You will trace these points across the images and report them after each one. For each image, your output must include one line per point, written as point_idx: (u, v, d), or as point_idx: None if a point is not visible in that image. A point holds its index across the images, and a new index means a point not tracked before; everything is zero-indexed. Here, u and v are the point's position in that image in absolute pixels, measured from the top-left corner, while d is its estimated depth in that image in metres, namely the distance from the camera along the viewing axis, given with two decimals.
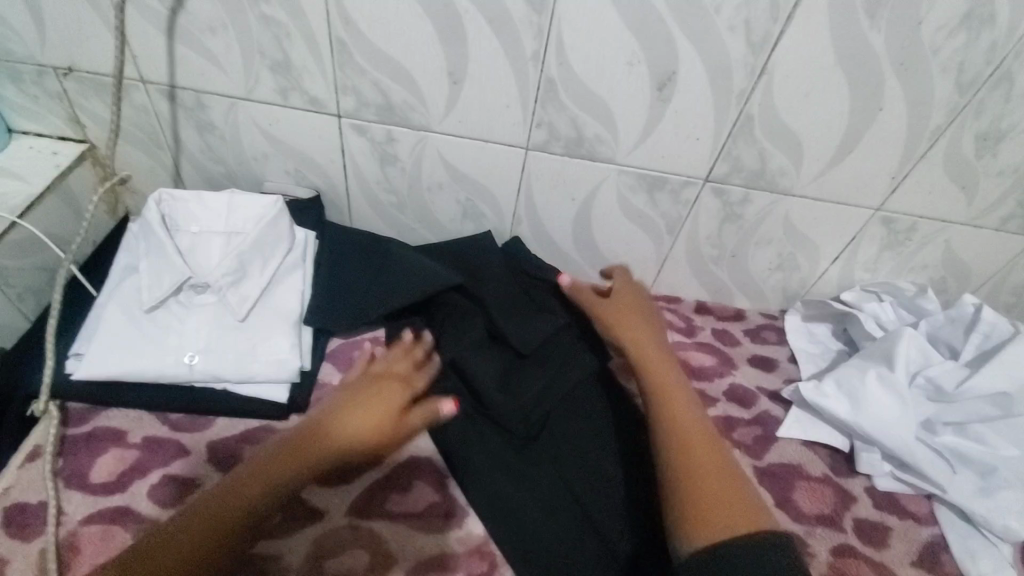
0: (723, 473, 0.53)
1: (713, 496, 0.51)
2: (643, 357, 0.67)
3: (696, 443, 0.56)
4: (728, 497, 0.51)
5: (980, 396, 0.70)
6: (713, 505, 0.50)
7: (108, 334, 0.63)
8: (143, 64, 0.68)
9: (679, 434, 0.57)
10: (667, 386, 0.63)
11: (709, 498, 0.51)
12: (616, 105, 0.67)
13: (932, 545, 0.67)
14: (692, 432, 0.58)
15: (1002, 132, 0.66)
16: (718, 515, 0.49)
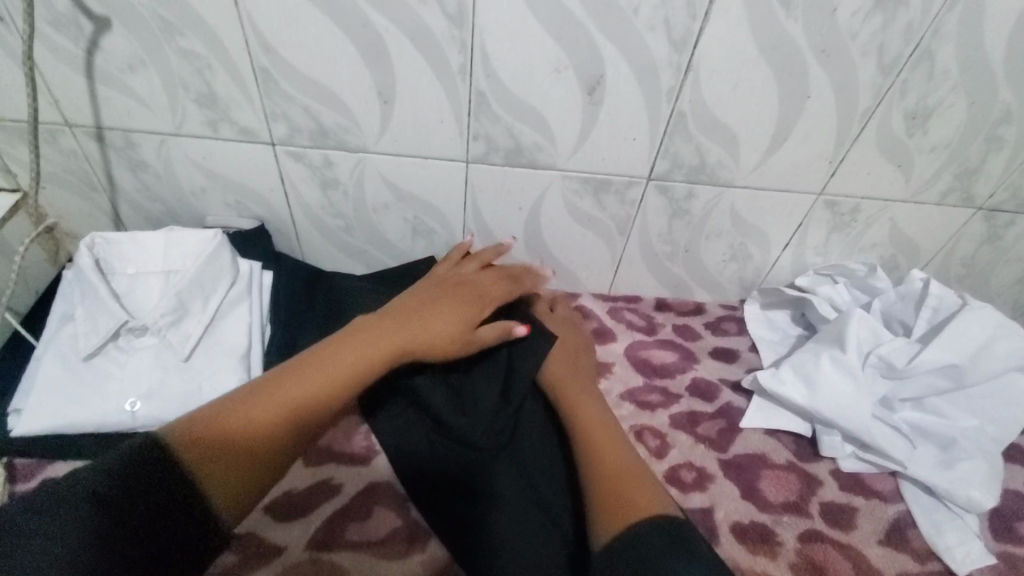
0: (630, 466, 0.56)
1: (618, 487, 0.53)
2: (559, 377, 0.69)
3: (609, 448, 0.58)
4: (635, 484, 0.53)
5: (933, 370, 0.70)
6: (621, 495, 0.52)
7: (46, 388, 0.61)
8: (66, 108, 0.67)
9: (593, 441, 0.60)
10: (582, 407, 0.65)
11: (619, 487, 0.53)
12: (549, 112, 0.67)
13: (899, 522, 0.67)
14: (606, 442, 0.59)
15: (929, 109, 0.67)
16: (629, 501, 0.51)
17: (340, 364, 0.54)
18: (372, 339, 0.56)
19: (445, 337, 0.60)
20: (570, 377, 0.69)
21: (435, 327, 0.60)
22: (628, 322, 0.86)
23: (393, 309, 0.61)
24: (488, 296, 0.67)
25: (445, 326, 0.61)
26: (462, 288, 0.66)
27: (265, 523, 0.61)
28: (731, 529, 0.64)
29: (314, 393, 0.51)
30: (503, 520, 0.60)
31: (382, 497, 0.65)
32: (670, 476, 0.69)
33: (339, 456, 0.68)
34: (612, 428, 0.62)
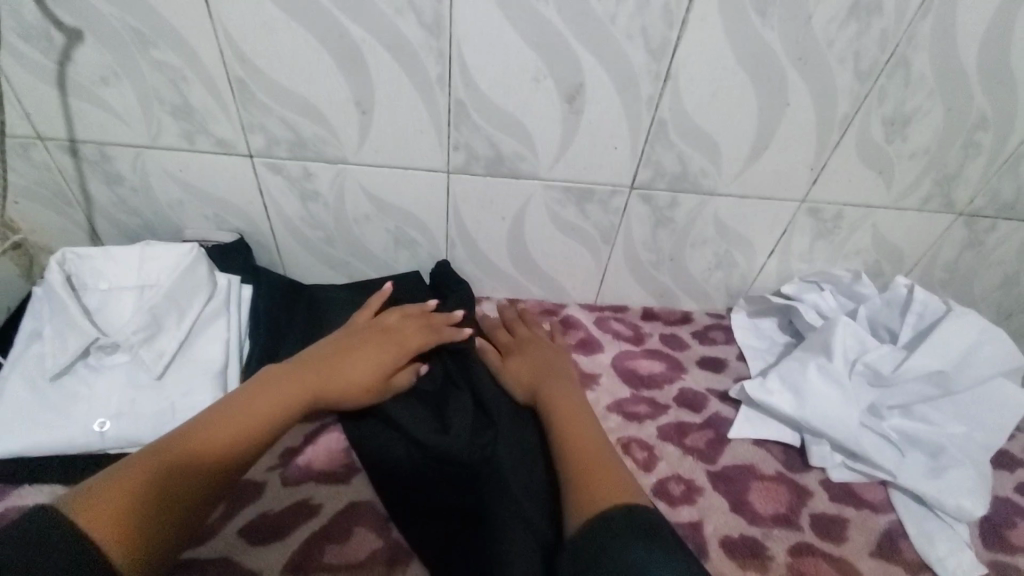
0: (596, 448, 0.57)
1: (591, 471, 0.53)
2: (523, 371, 0.70)
3: (579, 431, 0.59)
4: (609, 470, 0.53)
5: (919, 377, 0.69)
6: (595, 479, 0.52)
7: (8, 409, 0.58)
8: (38, 121, 0.66)
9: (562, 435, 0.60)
10: (553, 394, 0.66)
11: (595, 471, 0.53)
12: (530, 121, 0.67)
13: (890, 532, 0.65)
14: (575, 427, 0.60)
15: (906, 115, 0.67)
16: (596, 491, 0.50)
17: (249, 421, 0.52)
18: (286, 397, 0.56)
19: (355, 395, 0.62)
20: (539, 374, 0.70)
21: (348, 386, 0.62)
22: (615, 331, 0.86)
23: (302, 362, 0.61)
24: (401, 342, 0.68)
25: (352, 385, 0.62)
26: (374, 337, 0.67)
27: (241, 548, 0.58)
28: (720, 544, 0.63)
29: (236, 439, 0.51)
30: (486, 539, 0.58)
31: (363, 516, 0.62)
32: (658, 489, 0.67)
33: (319, 475, 0.66)
34: (583, 415, 0.62)
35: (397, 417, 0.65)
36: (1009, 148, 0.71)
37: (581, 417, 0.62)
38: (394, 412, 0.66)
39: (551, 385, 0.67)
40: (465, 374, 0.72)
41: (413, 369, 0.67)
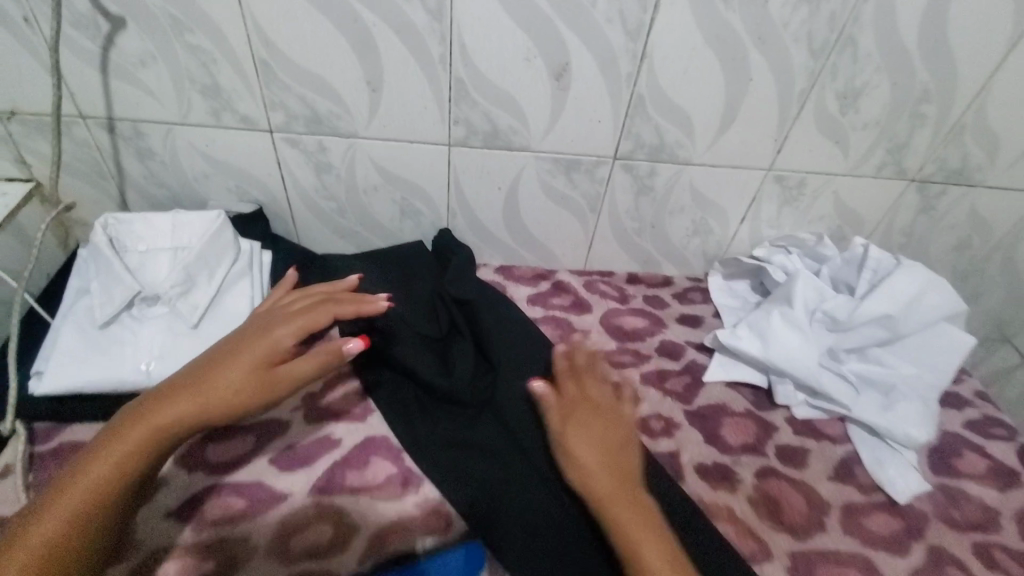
0: None
1: None
2: (584, 466, 0.57)
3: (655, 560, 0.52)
4: None
5: (870, 322, 0.76)
6: None
7: (63, 351, 0.65)
8: (80, 100, 0.73)
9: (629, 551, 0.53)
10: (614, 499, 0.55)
11: None
12: (522, 97, 0.75)
13: (847, 460, 0.73)
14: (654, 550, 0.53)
15: (857, 89, 0.76)
16: None
17: (116, 467, 0.47)
18: (123, 452, 0.48)
19: (231, 407, 0.52)
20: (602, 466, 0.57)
21: (212, 403, 0.51)
22: (602, 292, 0.94)
23: (174, 378, 0.53)
24: (280, 331, 0.56)
25: (216, 400, 0.51)
26: (253, 334, 0.56)
27: (274, 476, 0.65)
28: (694, 469, 0.70)
29: (117, 483, 0.47)
30: (522, 536, 0.62)
31: (378, 449, 0.69)
32: (641, 425, 0.75)
33: (338, 413, 0.72)
34: (656, 533, 0.54)
35: (404, 361, 0.73)
36: (951, 118, 0.80)
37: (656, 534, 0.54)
38: (402, 357, 0.73)
39: (612, 480, 0.56)
40: (464, 327, 0.79)
41: (305, 356, 0.55)
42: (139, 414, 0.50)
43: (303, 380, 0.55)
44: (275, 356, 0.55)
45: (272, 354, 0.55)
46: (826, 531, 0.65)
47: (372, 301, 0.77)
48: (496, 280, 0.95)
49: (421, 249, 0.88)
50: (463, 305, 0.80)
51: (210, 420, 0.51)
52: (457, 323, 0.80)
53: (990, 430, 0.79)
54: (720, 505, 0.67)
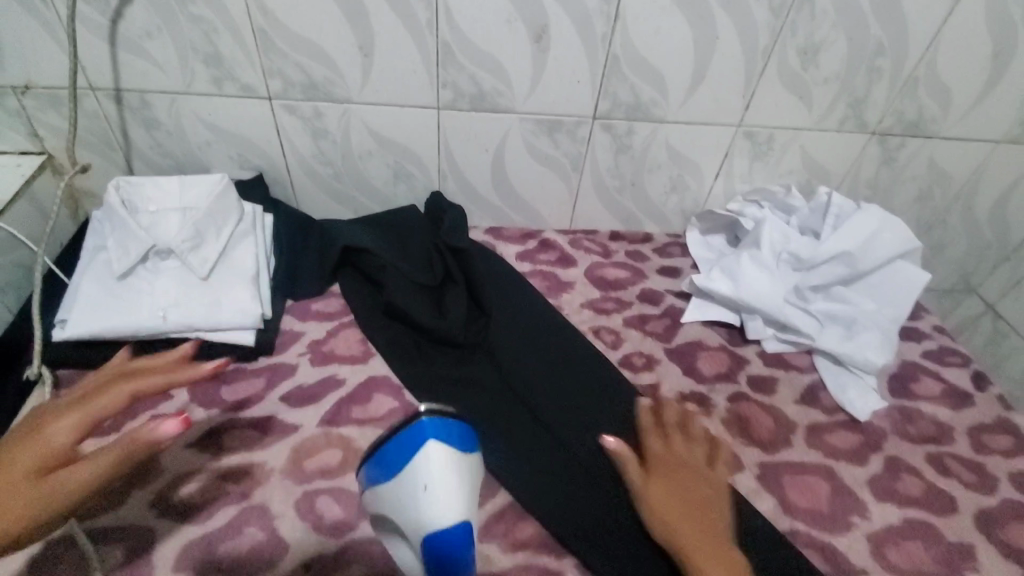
0: None
1: None
2: (667, 511, 0.56)
3: None
4: None
5: (831, 260, 0.83)
6: None
7: (85, 300, 0.70)
8: (90, 72, 0.78)
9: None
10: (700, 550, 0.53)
11: None
12: (505, 60, 0.80)
13: (813, 387, 0.79)
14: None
15: (816, 45, 0.81)
16: None
17: None
18: None
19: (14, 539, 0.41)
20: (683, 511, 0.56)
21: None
22: (586, 248, 0.99)
23: None
24: (53, 428, 0.45)
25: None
26: (17, 436, 0.45)
27: (285, 410, 0.70)
28: (673, 397, 0.77)
29: None
30: (525, 467, 0.67)
31: (381, 386, 0.74)
32: (623, 362, 0.81)
33: (341, 357, 0.77)
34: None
35: (402, 307, 0.78)
36: (905, 71, 0.85)
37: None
38: (400, 304, 0.78)
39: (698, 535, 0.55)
40: (455, 273, 0.83)
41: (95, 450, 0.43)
42: None
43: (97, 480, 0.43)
44: (52, 459, 0.43)
45: (48, 459, 0.44)
46: (793, 445, 0.72)
47: (370, 255, 0.83)
48: (486, 240, 1.00)
49: (413, 213, 0.92)
50: (452, 254, 0.85)
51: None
52: (449, 271, 0.84)
53: (945, 358, 0.86)
54: (696, 426, 0.73)
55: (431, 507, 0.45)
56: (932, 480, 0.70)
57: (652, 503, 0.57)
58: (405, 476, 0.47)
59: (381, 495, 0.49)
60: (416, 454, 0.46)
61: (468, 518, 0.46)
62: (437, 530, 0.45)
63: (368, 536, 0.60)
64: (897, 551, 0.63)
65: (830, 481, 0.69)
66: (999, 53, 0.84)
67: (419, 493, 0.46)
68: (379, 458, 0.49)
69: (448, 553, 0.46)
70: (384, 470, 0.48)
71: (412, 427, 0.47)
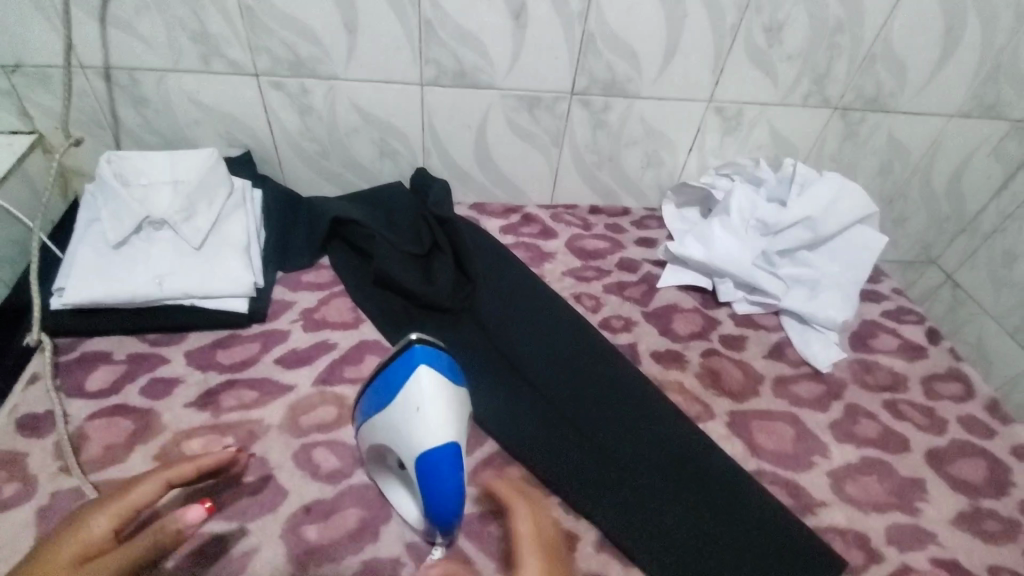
0: None
1: None
2: None
3: None
4: None
5: (795, 224, 0.88)
6: None
7: (83, 268, 0.73)
8: (80, 51, 0.80)
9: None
10: None
11: None
12: (486, 37, 0.83)
13: (779, 343, 0.85)
14: None
15: (779, 22, 0.86)
16: None
17: None
18: None
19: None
20: None
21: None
22: (567, 222, 1.03)
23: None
24: (90, 523, 0.47)
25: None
26: (58, 533, 0.47)
27: (279, 372, 0.74)
28: (649, 355, 0.81)
29: None
30: (510, 410, 0.72)
31: (372, 348, 0.78)
32: (603, 324, 0.86)
33: (333, 323, 0.81)
34: None
35: (391, 274, 0.82)
36: (863, 47, 0.91)
37: None
38: (390, 271, 0.82)
39: None
40: (443, 242, 0.88)
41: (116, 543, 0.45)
42: None
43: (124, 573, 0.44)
44: (90, 551, 0.45)
45: (87, 549, 0.45)
46: (760, 395, 0.78)
47: (359, 225, 0.86)
48: (470, 215, 1.03)
49: (397, 187, 0.94)
50: (439, 225, 0.89)
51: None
52: (435, 241, 0.89)
53: (903, 316, 0.92)
54: (671, 380, 0.78)
55: (422, 426, 0.50)
56: (887, 423, 0.76)
57: None
58: (400, 402, 0.52)
59: (379, 426, 0.54)
60: (409, 378, 0.52)
61: (455, 440, 0.50)
62: (428, 449, 0.50)
63: (366, 483, 0.64)
64: (854, 485, 0.69)
65: (795, 425, 0.75)
66: (949, 30, 0.90)
67: (412, 414, 0.51)
68: (378, 394, 0.55)
69: (437, 471, 0.50)
70: (382, 401, 0.54)
71: (405, 354, 0.53)
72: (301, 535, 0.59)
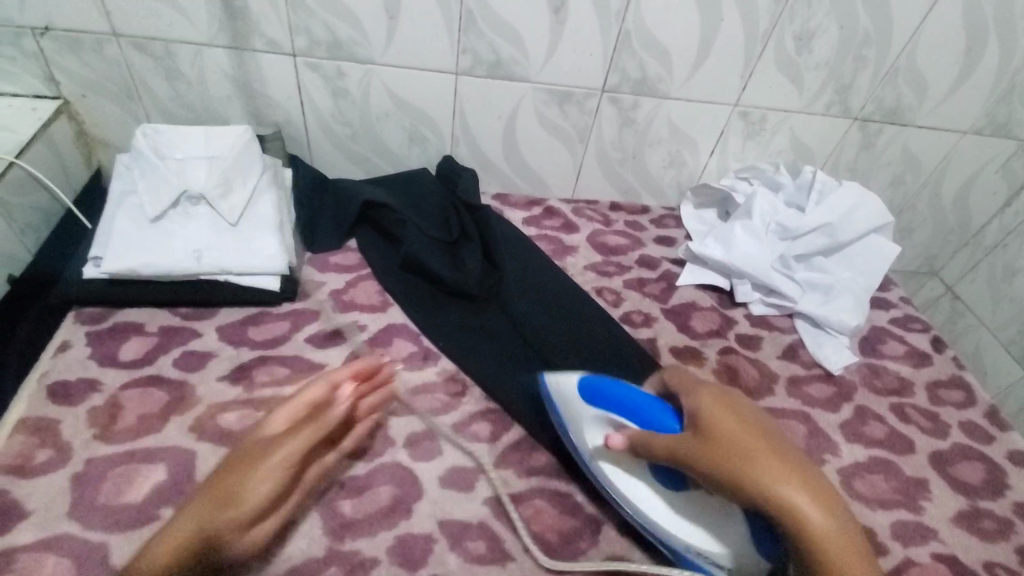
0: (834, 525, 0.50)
1: None
2: (731, 443, 0.53)
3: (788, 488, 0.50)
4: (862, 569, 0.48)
5: (814, 231, 0.91)
6: None
7: (121, 239, 0.73)
8: (116, 18, 0.79)
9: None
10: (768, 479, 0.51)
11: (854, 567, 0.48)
12: (523, 30, 0.84)
13: (793, 345, 0.88)
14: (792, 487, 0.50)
15: (811, 31, 0.88)
16: None
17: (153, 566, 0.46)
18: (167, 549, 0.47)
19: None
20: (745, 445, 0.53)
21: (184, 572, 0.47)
22: (588, 216, 1.05)
23: (228, 463, 0.53)
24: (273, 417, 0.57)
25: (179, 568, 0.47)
26: (248, 439, 0.55)
27: (310, 350, 0.75)
28: (669, 350, 0.84)
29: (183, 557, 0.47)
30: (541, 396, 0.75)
31: (400, 332, 0.79)
32: (624, 319, 0.88)
33: (361, 305, 0.82)
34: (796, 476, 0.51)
35: (421, 260, 0.83)
36: (888, 61, 0.93)
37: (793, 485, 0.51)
38: (419, 257, 0.83)
39: (746, 456, 0.52)
40: (472, 231, 0.90)
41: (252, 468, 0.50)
42: (191, 507, 0.50)
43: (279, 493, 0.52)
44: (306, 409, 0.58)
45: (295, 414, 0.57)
46: (775, 394, 0.80)
47: (388, 210, 0.87)
48: (493, 205, 1.04)
49: (425, 174, 0.95)
50: (469, 213, 0.91)
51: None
52: (464, 229, 0.91)
53: (909, 324, 0.95)
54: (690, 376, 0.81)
55: (572, 388, 0.64)
56: (894, 426, 0.80)
57: (740, 459, 0.51)
58: (561, 402, 0.65)
59: (578, 431, 0.64)
60: (552, 388, 0.66)
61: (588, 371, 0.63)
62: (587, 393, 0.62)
63: (398, 462, 0.66)
64: (862, 483, 0.73)
65: (807, 424, 0.78)
66: (970, 49, 0.92)
67: (568, 394, 0.64)
68: (559, 422, 0.67)
69: (606, 393, 0.61)
70: (559, 418, 0.66)
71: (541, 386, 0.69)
72: (336, 510, 0.61)
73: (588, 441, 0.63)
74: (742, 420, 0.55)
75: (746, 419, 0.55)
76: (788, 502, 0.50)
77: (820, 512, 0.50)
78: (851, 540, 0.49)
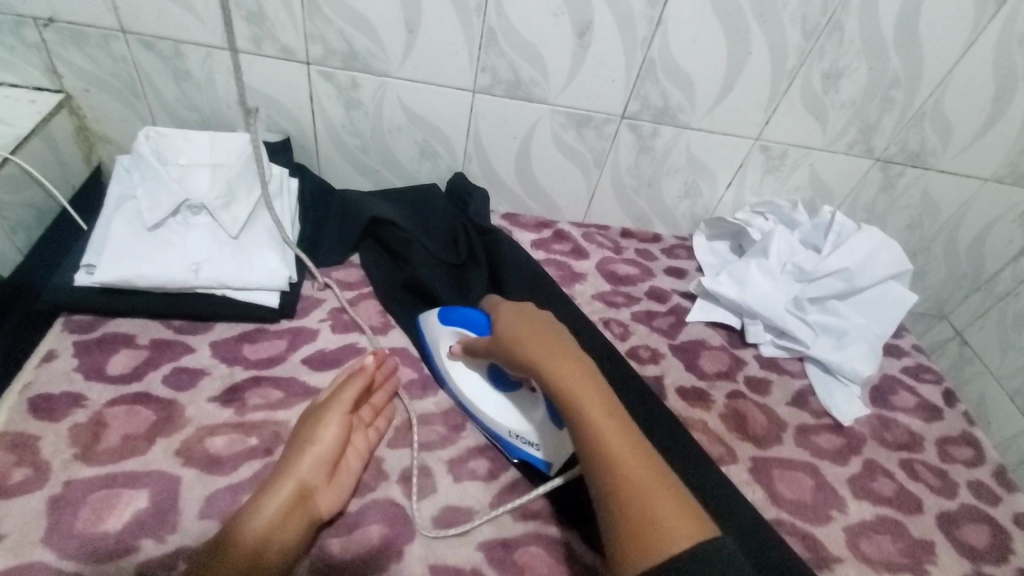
0: (589, 388, 0.53)
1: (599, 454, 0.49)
2: (516, 336, 0.60)
3: (551, 361, 0.56)
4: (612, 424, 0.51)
5: (832, 274, 0.89)
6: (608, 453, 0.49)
7: (116, 246, 0.70)
8: (124, 14, 0.76)
9: (622, 488, 0.47)
10: (535, 357, 0.57)
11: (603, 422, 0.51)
12: (545, 51, 0.82)
13: (802, 391, 0.86)
14: (557, 362, 0.55)
15: (839, 70, 0.86)
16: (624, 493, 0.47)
17: (260, 527, 0.53)
18: (266, 512, 0.54)
19: (302, 535, 0.55)
20: (527, 335, 0.60)
21: (287, 508, 0.55)
22: (599, 243, 1.02)
23: (292, 443, 0.61)
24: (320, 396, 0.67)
25: (282, 508, 0.55)
26: (306, 417, 0.64)
27: (304, 373, 0.72)
28: (676, 391, 0.81)
29: (279, 514, 0.54)
30: None
31: (399, 357, 0.77)
32: (631, 354, 0.85)
33: (361, 327, 0.79)
34: (564, 355, 0.56)
35: (426, 283, 0.80)
36: (915, 105, 0.91)
37: (563, 357, 0.56)
38: (424, 280, 0.80)
39: (524, 343, 0.59)
40: (480, 254, 0.87)
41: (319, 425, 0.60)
42: (274, 479, 0.57)
43: (342, 437, 0.61)
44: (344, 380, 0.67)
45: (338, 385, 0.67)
46: (782, 443, 0.78)
47: (395, 228, 0.84)
48: (502, 226, 1.02)
49: (435, 191, 0.93)
50: (479, 235, 0.89)
51: (277, 556, 0.52)
52: (472, 252, 0.88)
53: (921, 374, 0.93)
54: (696, 419, 0.78)
55: (433, 315, 0.75)
56: (903, 483, 0.77)
57: (522, 353, 0.58)
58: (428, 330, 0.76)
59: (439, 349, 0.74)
60: (422, 322, 0.77)
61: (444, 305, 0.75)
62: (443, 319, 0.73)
63: (391, 498, 0.63)
64: (869, 543, 0.70)
65: (814, 476, 0.75)
66: (999, 97, 0.90)
67: (432, 325, 0.75)
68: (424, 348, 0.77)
69: (461, 315, 0.71)
70: (425, 345, 0.76)
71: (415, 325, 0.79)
72: (324, 548, 0.58)
73: (442, 346, 0.73)
74: (532, 319, 0.62)
75: (535, 320, 0.62)
76: (547, 367, 0.55)
77: (567, 368, 0.55)
78: (605, 403, 0.52)
